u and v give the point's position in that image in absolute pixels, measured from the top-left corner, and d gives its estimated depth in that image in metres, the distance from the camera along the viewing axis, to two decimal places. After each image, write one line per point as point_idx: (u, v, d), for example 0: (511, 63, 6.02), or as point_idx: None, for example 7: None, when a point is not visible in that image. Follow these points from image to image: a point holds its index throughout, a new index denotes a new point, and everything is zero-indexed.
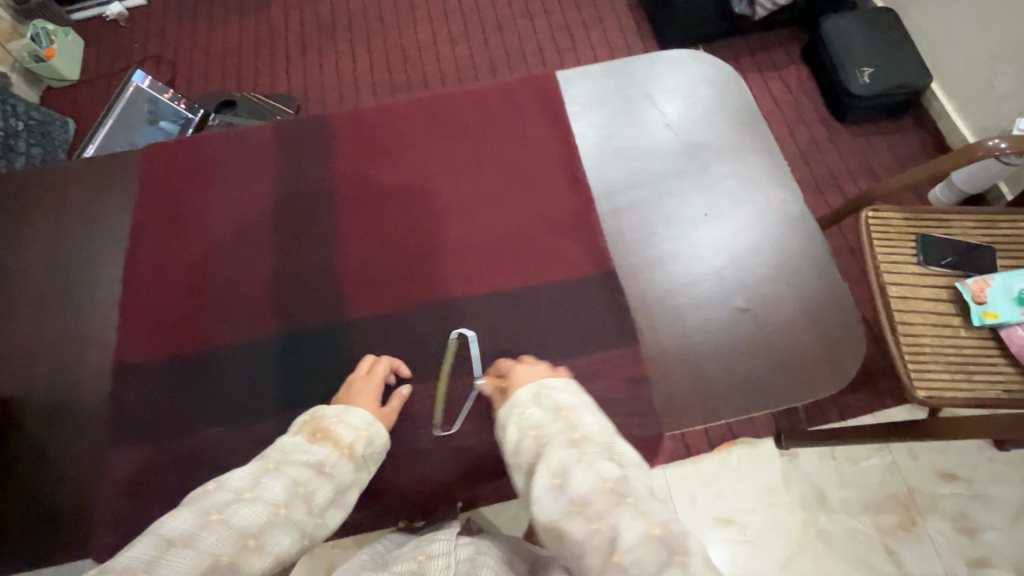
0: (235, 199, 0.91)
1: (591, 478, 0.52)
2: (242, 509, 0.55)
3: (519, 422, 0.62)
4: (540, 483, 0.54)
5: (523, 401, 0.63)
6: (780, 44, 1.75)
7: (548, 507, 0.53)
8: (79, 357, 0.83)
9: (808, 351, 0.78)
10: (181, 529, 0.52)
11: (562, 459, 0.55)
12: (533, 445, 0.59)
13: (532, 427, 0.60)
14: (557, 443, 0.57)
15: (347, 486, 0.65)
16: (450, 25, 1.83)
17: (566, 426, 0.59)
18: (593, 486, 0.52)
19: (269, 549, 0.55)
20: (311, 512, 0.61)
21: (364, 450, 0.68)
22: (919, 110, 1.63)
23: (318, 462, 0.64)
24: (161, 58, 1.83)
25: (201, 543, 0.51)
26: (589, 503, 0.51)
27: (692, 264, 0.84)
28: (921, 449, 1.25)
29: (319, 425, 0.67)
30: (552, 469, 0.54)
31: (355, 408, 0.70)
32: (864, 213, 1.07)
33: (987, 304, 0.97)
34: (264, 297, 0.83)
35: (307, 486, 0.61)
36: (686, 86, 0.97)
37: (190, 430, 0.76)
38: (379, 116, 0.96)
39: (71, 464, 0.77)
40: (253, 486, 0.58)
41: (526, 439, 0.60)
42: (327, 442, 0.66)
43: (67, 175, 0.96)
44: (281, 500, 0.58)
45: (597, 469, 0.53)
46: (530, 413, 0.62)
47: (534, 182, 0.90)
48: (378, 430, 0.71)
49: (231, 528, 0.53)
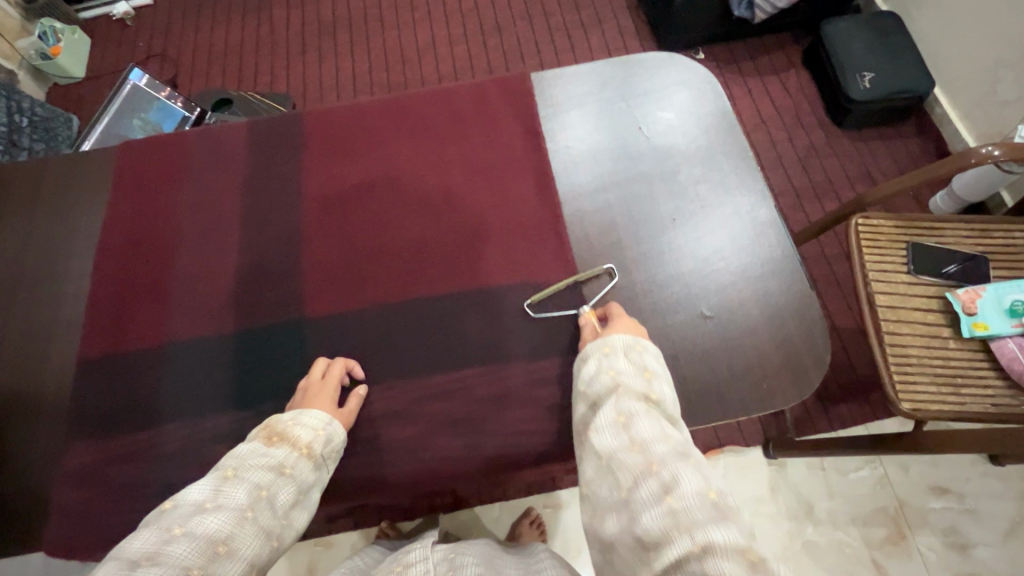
0: (205, 196, 0.91)
1: (653, 429, 0.57)
2: (205, 519, 0.54)
3: (602, 361, 0.66)
4: (606, 416, 0.60)
5: (614, 345, 0.67)
6: (781, 47, 1.72)
7: (608, 440, 0.58)
8: (45, 351, 0.84)
9: (769, 361, 0.77)
10: (146, 549, 0.51)
11: (633, 406, 0.60)
12: (609, 384, 0.64)
13: (614, 370, 0.65)
14: (631, 392, 0.62)
15: (310, 485, 0.65)
16: (449, 25, 1.83)
17: (646, 386, 0.63)
18: (655, 438, 0.56)
19: (239, 554, 0.54)
20: (276, 514, 0.60)
21: (324, 450, 0.68)
22: (921, 115, 1.60)
23: (277, 464, 0.63)
24: (164, 56, 1.85)
25: (169, 560, 0.50)
26: (651, 450, 0.55)
27: (657, 267, 0.83)
28: (913, 462, 1.22)
29: (275, 429, 0.67)
30: (621, 412, 0.60)
31: (312, 410, 0.70)
32: (853, 220, 1.05)
33: (976, 315, 0.95)
34: (227, 294, 0.84)
35: (269, 489, 0.60)
36: (661, 89, 0.96)
37: (147, 424, 0.77)
38: (350, 115, 0.96)
39: (30, 456, 0.78)
40: (214, 496, 0.57)
41: (604, 376, 0.65)
42: (285, 444, 0.65)
43: (44, 170, 0.97)
44: (245, 504, 0.58)
45: (662, 428, 0.58)
46: (616, 357, 0.66)
47: (500, 184, 0.89)
48: (337, 429, 0.70)
49: (196, 539, 0.53)
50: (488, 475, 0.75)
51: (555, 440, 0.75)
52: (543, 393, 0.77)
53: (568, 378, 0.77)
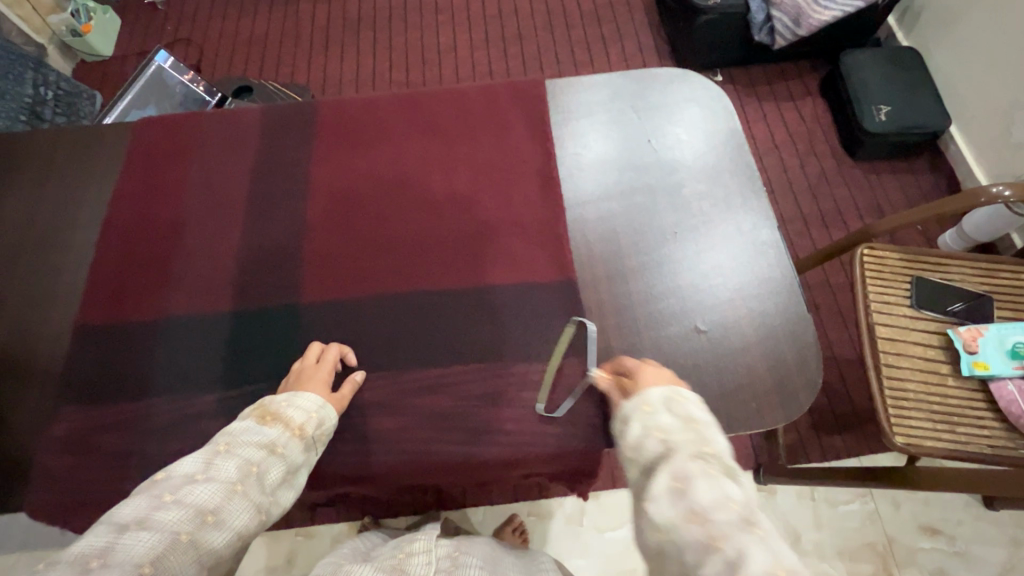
0: (214, 178, 0.93)
1: (715, 493, 0.46)
2: (196, 489, 0.53)
3: (644, 418, 0.56)
4: (658, 483, 0.49)
5: (653, 400, 0.58)
6: (798, 75, 1.73)
7: (665, 509, 0.47)
8: (43, 317, 0.85)
9: (759, 381, 0.77)
10: (135, 514, 0.49)
11: (688, 467, 0.49)
12: (657, 446, 0.53)
13: (660, 428, 0.54)
14: (683, 452, 0.51)
15: (299, 466, 0.63)
16: (471, 29, 1.86)
17: (697, 438, 0.52)
18: (718, 508, 0.45)
19: (228, 525, 0.53)
20: (265, 490, 0.58)
21: (315, 433, 0.67)
22: (934, 151, 1.59)
23: (269, 443, 0.62)
24: (190, 42, 1.89)
25: (159, 524, 0.49)
26: (713, 521, 0.45)
27: (655, 279, 0.83)
28: (904, 499, 1.20)
29: (268, 409, 0.66)
30: (676, 474, 0.49)
31: (306, 393, 0.70)
32: (859, 249, 1.05)
33: (977, 354, 0.94)
34: (226, 273, 0.85)
35: (259, 465, 0.59)
36: (673, 105, 0.96)
37: (136, 394, 0.78)
38: (362, 108, 0.97)
39: (19, 419, 0.79)
40: (205, 468, 0.56)
41: (651, 438, 0.54)
42: (277, 424, 0.65)
43: (61, 139, 0.99)
44: (235, 478, 0.56)
45: (724, 489, 0.47)
46: (659, 414, 0.56)
47: (505, 185, 0.90)
48: (329, 413, 0.70)
49: (187, 507, 0.51)
50: (471, 475, 0.75)
51: (537, 443, 0.74)
52: (533, 395, 0.77)
53: (560, 383, 0.77)
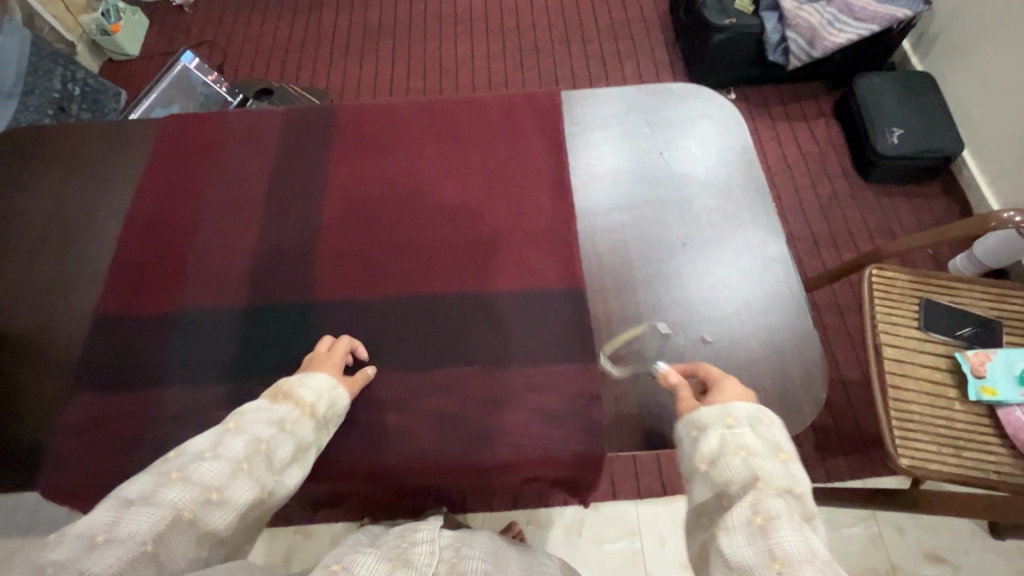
0: (234, 176, 0.95)
1: (801, 541, 0.46)
2: (202, 467, 0.54)
3: (724, 436, 0.58)
4: (738, 513, 0.50)
5: (737, 418, 0.60)
6: (812, 95, 1.74)
7: (741, 545, 0.48)
8: (64, 304, 0.87)
9: (765, 395, 0.77)
10: (143, 490, 0.51)
11: (775, 506, 0.50)
12: (740, 467, 0.55)
13: (744, 448, 0.56)
14: (771, 487, 0.52)
15: (308, 445, 0.64)
16: (489, 41, 1.89)
17: (785, 475, 0.53)
18: (804, 560, 0.45)
19: (232, 502, 0.53)
20: (271, 469, 0.59)
21: (326, 412, 0.69)
22: (947, 176, 1.59)
23: (279, 420, 0.63)
24: (214, 44, 1.94)
25: (162, 501, 0.50)
26: (796, 572, 0.44)
27: (663, 291, 0.84)
28: (909, 524, 1.19)
29: (280, 389, 0.67)
30: (761, 510, 0.49)
31: (318, 373, 0.71)
32: (868, 269, 1.05)
33: (985, 379, 0.93)
34: (242, 268, 0.87)
35: (268, 443, 0.60)
36: (686, 120, 0.98)
37: (149, 383, 0.79)
38: (381, 113, 1.00)
39: (34, 402, 0.81)
40: (214, 446, 0.57)
41: (734, 457, 0.56)
42: (289, 402, 0.66)
43: (89, 133, 1.02)
44: (242, 456, 0.57)
45: (812, 541, 0.47)
46: (742, 432, 0.58)
47: (517, 193, 0.92)
48: (340, 394, 0.71)
49: (191, 484, 0.52)
50: (473, 477, 0.75)
51: (541, 448, 0.75)
52: (538, 400, 0.77)
53: (565, 389, 0.78)
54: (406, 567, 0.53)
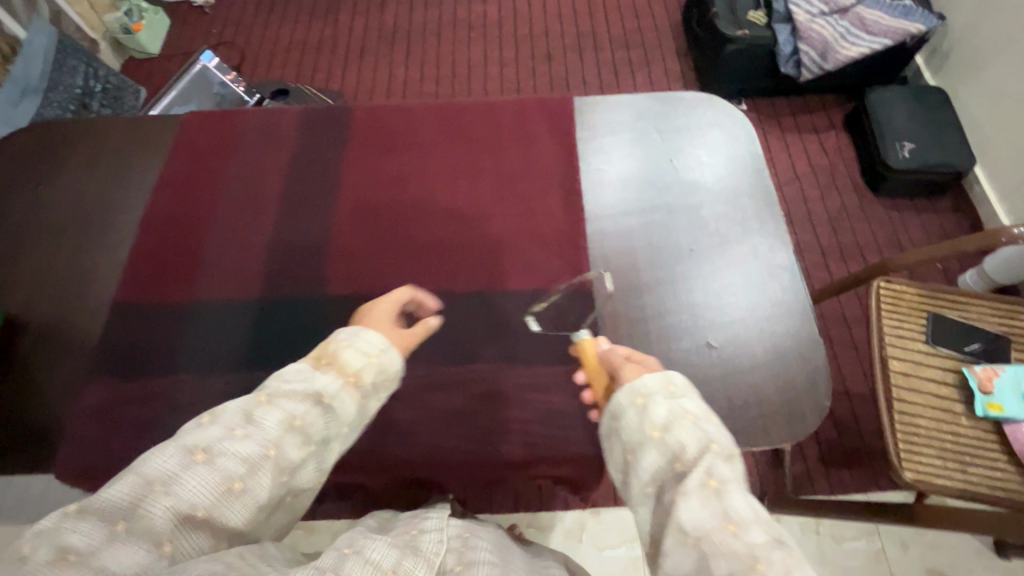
0: (251, 172, 0.97)
1: (749, 505, 0.48)
2: (228, 450, 0.50)
3: (671, 402, 0.57)
4: (693, 479, 0.50)
5: (676, 383, 0.59)
6: (823, 108, 1.74)
7: (697, 510, 0.48)
8: (83, 292, 0.90)
9: (768, 401, 0.78)
10: (165, 470, 0.48)
11: (725, 472, 0.51)
12: (690, 434, 0.54)
13: (690, 414, 0.56)
14: (720, 452, 0.52)
15: (347, 421, 0.60)
16: (503, 47, 1.92)
17: (725, 438, 0.55)
18: (752, 523, 0.47)
19: (254, 495, 0.50)
20: (302, 452, 0.55)
21: (374, 379, 0.63)
22: (957, 191, 1.59)
23: (317, 392, 0.57)
24: (233, 45, 1.98)
25: (181, 491, 0.47)
26: (748, 536, 0.46)
27: (669, 295, 0.85)
28: (912, 540, 1.18)
29: (327, 349, 0.63)
30: (714, 476, 0.50)
31: (369, 333, 0.65)
32: (876, 282, 1.05)
33: (992, 395, 0.93)
34: (256, 262, 0.89)
35: (304, 419, 0.55)
36: (696, 127, 0.99)
37: (163, 371, 0.81)
38: (396, 114, 1.02)
39: (51, 387, 0.83)
40: (246, 421, 0.53)
41: (683, 423, 0.55)
42: (332, 369, 0.60)
43: (111, 127, 1.05)
44: (273, 439, 0.52)
45: (754, 504, 0.49)
46: (685, 398, 0.58)
47: (528, 195, 0.93)
48: (391, 358, 0.65)
49: (215, 471, 0.49)
50: (477, 474, 0.76)
51: (544, 448, 0.76)
52: (543, 400, 0.78)
53: (569, 391, 0.79)
54: (415, 555, 0.54)
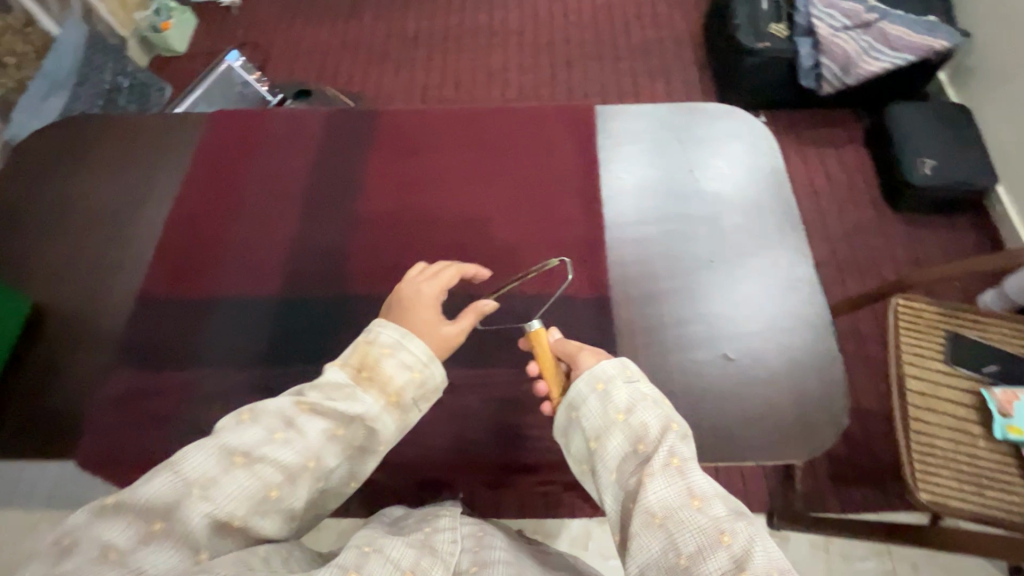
0: (275, 171, 0.99)
1: (710, 482, 0.54)
2: (269, 455, 0.53)
3: (630, 386, 0.61)
4: (658, 459, 0.55)
5: (630, 369, 0.63)
6: (843, 121, 1.73)
7: (663, 490, 0.54)
8: (109, 283, 0.92)
9: (784, 413, 0.77)
10: (205, 471, 0.51)
11: (685, 451, 0.56)
12: (650, 417, 0.59)
13: (649, 397, 0.61)
14: (677, 433, 0.58)
15: (386, 438, 0.61)
16: (522, 54, 1.93)
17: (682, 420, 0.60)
18: (714, 499, 0.53)
19: (287, 504, 0.54)
20: (336, 464, 0.57)
21: (415, 396, 0.63)
22: (979, 209, 1.57)
23: (361, 410, 0.58)
24: (257, 45, 2.01)
25: (219, 494, 0.51)
26: (710, 510, 0.52)
27: (686, 304, 0.85)
28: (925, 562, 1.16)
29: (368, 360, 0.62)
30: (677, 456, 0.56)
31: (412, 342, 0.64)
32: (894, 299, 1.04)
33: (1012, 418, 0.92)
34: (278, 259, 0.90)
35: (343, 431, 0.58)
36: (717, 138, 0.99)
37: (185, 363, 0.83)
38: (418, 118, 1.03)
39: (75, 375, 0.85)
40: (288, 426, 0.55)
41: (642, 406, 0.60)
42: (374, 386, 0.61)
43: (140, 123, 1.07)
44: (312, 451, 0.55)
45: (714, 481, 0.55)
46: (642, 383, 0.62)
47: (547, 201, 0.94)
48: (435, 371, 0.64)
49: (253, 475, 0.52)
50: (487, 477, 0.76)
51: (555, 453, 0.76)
52: None
53: None
54: (432, 555, 0.55)
